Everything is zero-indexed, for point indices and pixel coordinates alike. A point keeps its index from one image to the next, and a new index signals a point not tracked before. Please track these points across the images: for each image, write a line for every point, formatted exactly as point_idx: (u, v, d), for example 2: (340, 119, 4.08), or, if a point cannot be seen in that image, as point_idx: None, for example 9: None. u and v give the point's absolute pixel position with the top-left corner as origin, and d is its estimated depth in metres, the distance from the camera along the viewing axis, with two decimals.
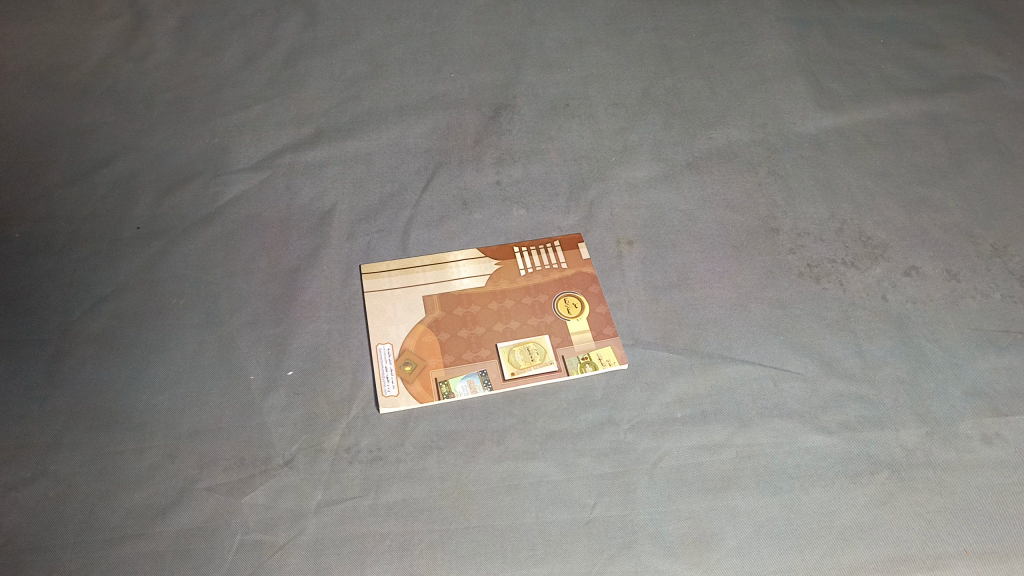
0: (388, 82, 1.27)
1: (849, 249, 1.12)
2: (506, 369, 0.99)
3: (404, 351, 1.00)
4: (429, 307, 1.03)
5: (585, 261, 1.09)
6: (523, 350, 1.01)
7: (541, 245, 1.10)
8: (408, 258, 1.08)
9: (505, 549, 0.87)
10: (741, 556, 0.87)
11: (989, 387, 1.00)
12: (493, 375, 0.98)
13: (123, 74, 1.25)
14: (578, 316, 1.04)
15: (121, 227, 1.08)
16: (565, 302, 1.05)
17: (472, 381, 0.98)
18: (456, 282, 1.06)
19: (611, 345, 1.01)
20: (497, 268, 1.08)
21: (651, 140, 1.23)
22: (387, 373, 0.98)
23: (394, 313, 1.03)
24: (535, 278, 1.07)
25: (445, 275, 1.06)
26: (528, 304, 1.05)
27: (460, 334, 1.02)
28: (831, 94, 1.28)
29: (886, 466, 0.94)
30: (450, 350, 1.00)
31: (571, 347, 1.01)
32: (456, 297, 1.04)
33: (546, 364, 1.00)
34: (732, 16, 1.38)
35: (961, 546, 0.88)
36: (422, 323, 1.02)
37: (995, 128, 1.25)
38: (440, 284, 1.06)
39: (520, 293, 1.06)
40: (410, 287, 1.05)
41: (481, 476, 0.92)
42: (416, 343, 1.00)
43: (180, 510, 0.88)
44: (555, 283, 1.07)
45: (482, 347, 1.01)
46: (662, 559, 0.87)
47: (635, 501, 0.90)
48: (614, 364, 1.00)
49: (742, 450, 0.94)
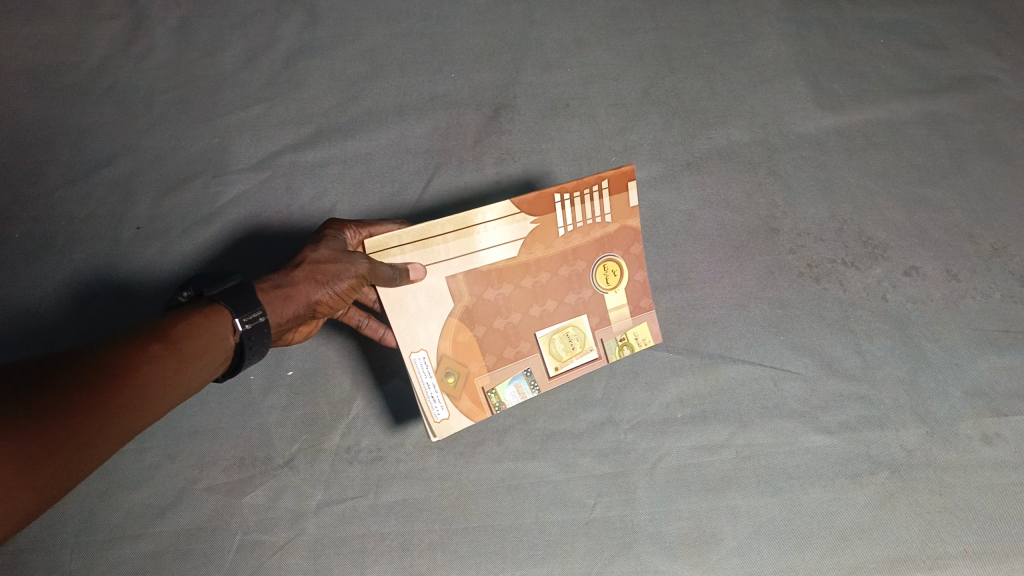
0: (389, 81, 1.22)
1: (849, 249, 1.11)
2: (549, 366, 0.96)
3: (443, 358, 0.92)
4: (458, 295, 0.92)
5: (629, 211, 0.95)
6: (563, 338, 0.96)
7: (585, 192, 0.91)
8: (425, 226, 0.87)
9: (505, 550, 0.96)
10: (741, 556, 0.97)
11: (989, 387, 1.03)
12: (538, 374, 0.96)
13: (123, 74, 1.20)
14: (615, 288, 0.97)
15: (121, 227, 1.11)
16: (605, 269, 0.97)
17: (519, 385, 0.95)
18: (484, 254, 0.91)
19: (646, 321, 1.00)
20: (534, 230, 0.92)
21: (651, 141, 1.17)
22: (435, 400, 0.91)
23: (416, 297, 0.90)
24: (573, 240, 0.94)
25: (468, 244, 0.90)
26: (565, 275, 0.95)
27: (496, 327, 0.94)
28: (833, 94, 1.21)
29: (886, 466, 1.00)
30: (488, 349, 0.94)
31: (608, 329, 0.98)
32: (488, 274, 0.92)
33: (587, 353, 0.97)
34: (732, 12, 1.26)
35: (962, 547, 0.97)
36: (453, 318, 0.92)
37: (998, 128, 1.20)
38: (465, 257, 0.90)
39: (556, 262, 0.94)
40: (430, 264, 0.89)
41: (481, 476, 0.98)
42: (452, 339, 0.92)
43: (180, 509, 0.96)
44: (598, 244, 0.95)
45: (520, 340, 0.95)
46: (661, 558, 0.97)
47: (635, 501, 0.98)
48: (649, 342, 1.00)
49: (742, 450, 1.01)
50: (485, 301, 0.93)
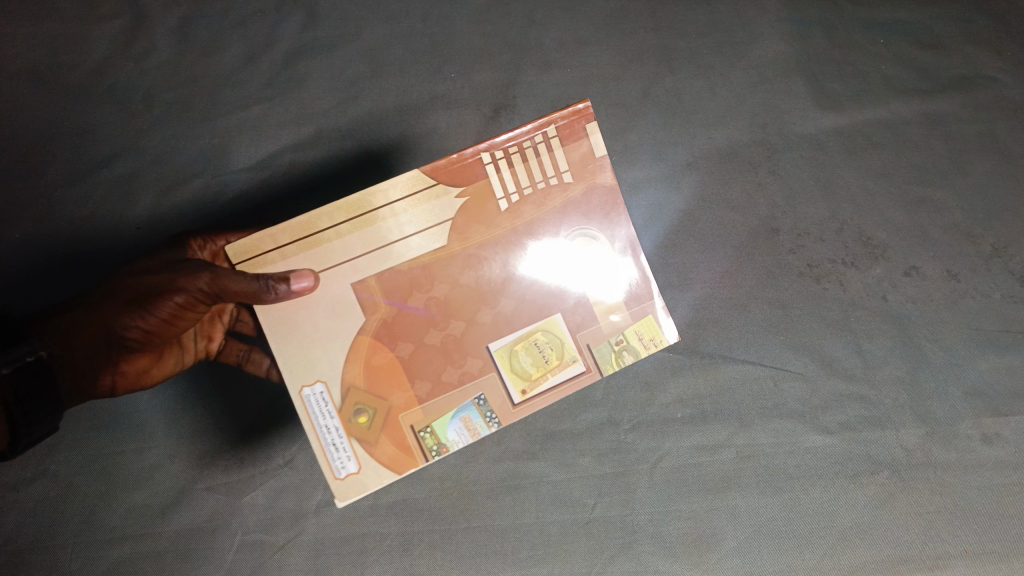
0: (388, 81, 1.19)
1: (849, 249, 1.10)
2: (515, 394, 0.95)
3: (351, 400, 0.91)
4: (371, 308, 0.91)
5: (592, 162, 0.93)
6: (523, 359, 0.95)
7: (525, 145, 0.91)
8: (312, 220, 0.87)
9: (505, 550, 0.99)
10: (740, 556, 1.00)
11: (989, 387, 1.04)
12: (502, 405, 0.94)
13: (117, 71, 1.17)
14: (601, 276, 0.96)
15: (122, 227, 1.13)
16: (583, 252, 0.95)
17: (468, 417, 0.94)
18: (399, 244, 0.90)
19: (651, 318, 0.98)
20: (465, 207, 0.91)
21: (650, 142, 1.14)
22: (339, 457, 0.90)
23: (320, 312, 0.89)
24: (519, 211, 0.92)
25: (380, 231, 0.89)
26: (519, 253, 0.93)
27: (431, 343, 0.92)
28: (833, 95, 1.16)
29: (886, 466, 1.02)
30: (418, 375, 0.92)
31: (600, 333, 0.96)
32: (407, 279, 0.91)
33: (570, 368, 0.96)
34: (730, 9, 1.19)
35: (961, 547, 1.00)
36: (365, 335, 0.91)
37: (998, 128, 1.15)
38: (373, 250, 0.90)
39: (506, 242, 0.93)
40: (332, 262, 0.89)
41: (481, 476, 0.99)
42: (367, 366, 0.91)
43: (180, 510, 0.97)
44: (560, 208, 0.93)
45: (468, 360, 0.93)
46: (661, 558, 0.99)
47: (635, 501, 1.00)
48: (662, 341, 0.98)
49: (743, 450, 1.02)
50: (418, 308, 0.92)
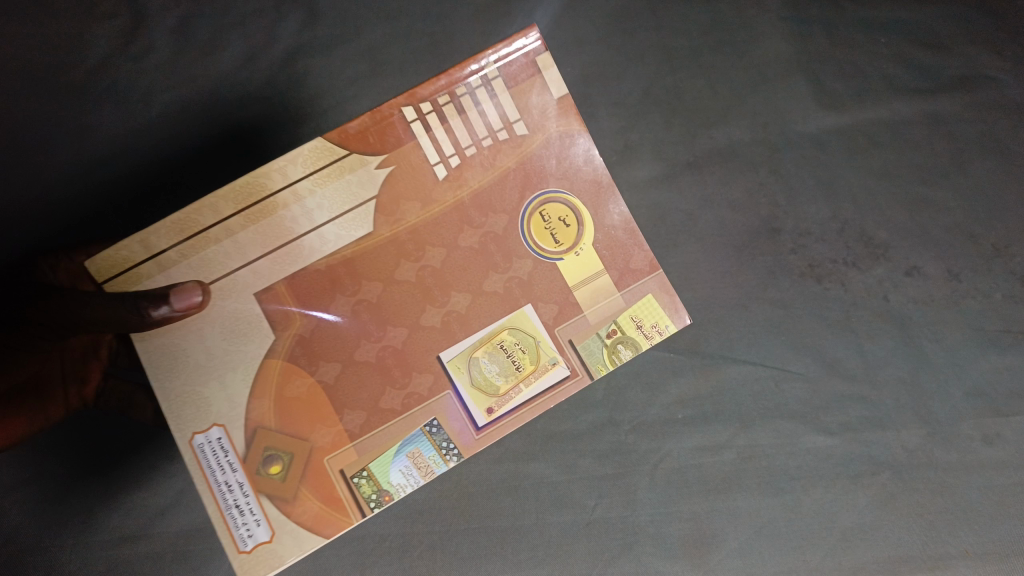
0: (388, 80, 1.19)
1: (850, 249, 1.09)
2: (478, 415, 1.05)
3: (253, 449, 1.03)
4: (286, 321, 1.05)
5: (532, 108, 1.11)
6: (480, 373, 1.07)
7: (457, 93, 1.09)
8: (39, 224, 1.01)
9: (506, 549, 1.02)
10: (742, 557, 1.01)
11: (989, 387, 1.04)
12: (469, 421, 1.05)
13: (117, 71, 1.16)
14: (584, 256, 1.10)
15: (122, 230, 1.13)
16: (560, 223, 1.10)
17: (420, 448, 1.04)
18: (317, 231, 1.06)
19: (652, 295, 1.08)
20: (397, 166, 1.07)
21: (651, 141, 1.12)
22: (244, 525, 1.01)
23: (210, 340, 1.04)
24: (451, 178, 1.09)
25: (303, 209, 1.05)
26: (462, 224, 1.09)
27: (375, 362, 1.06)
28: (834, 94, 1.15)
29: (887, 467, 1.02)
30: (347, 405, 1.05)
31: (588, 321, 1.09)
32: (330, 275, 1.06)
33: (535, 373, 1.06)
34: (731, 9, 1.17)
35: (962, 548, 1.00)
36: (279, 364, 1.05)
37: (998, 127, 1.14)
38: (199, 241, 1.03)
39: (443, 222, 1.09)
40: (237, 264, 1.04)
41: (480, 477, 1.04)
42: (264, 409, 1.04)
43: (179, 510, 1.03)
44: (500, 162, 1.10)
45: (409, 384, 1.06)
46: (661, 558, 1.01)
47: (636, 502, 1.02)
48: (669, 327, 1.06)
49: (743, 451, 1.03)
50: (325, 329, 1.06)
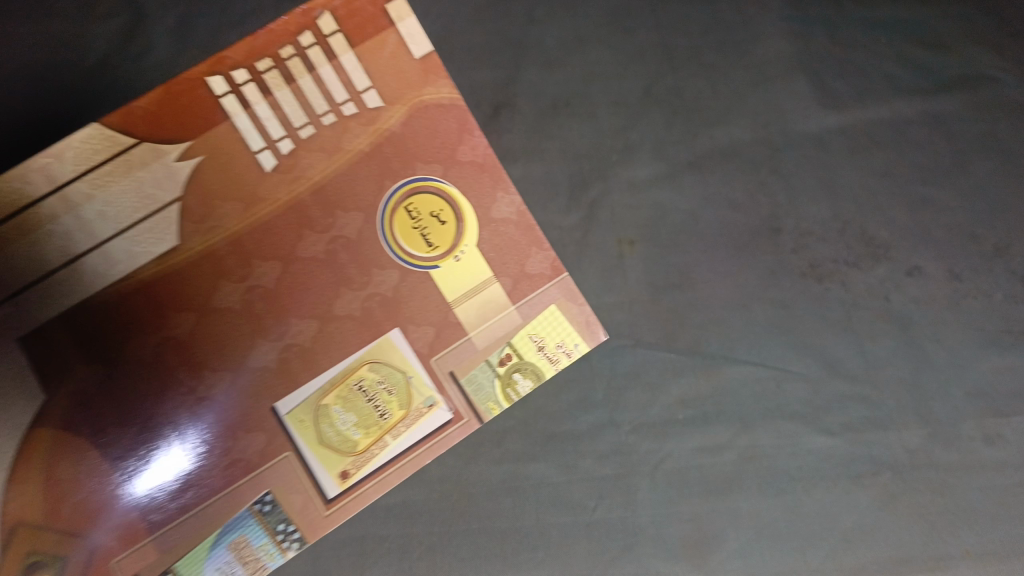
0: None
1: (851, 249, 1.09)
2: (334, 482, 1.04)
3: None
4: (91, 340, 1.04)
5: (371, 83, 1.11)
6: (322, 428, 1.06)
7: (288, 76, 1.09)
8: None
9: (505, 551, 1.01)
10: (742, 558, 1.00)
11: (991, 388, 1.04)
12: (320, 487, 1.04)
13: (119, 71, 1.16)
14: (446, 266, 1.10)
15: None
16: (435, 218, 1.11)
17: (249, 528, 1.03)
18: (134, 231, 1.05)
19: (556, 316, 1.08)
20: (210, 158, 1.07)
21: (652, 140, 1.12)
22: None
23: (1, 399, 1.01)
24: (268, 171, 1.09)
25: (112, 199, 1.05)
26: (274, 228, 1.09)
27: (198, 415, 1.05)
28: (835, 93, 1.15)
29: (888, 467, 1.02)
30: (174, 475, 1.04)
31: (495, 344, 1.09)
32: (157, 283, 1.06)
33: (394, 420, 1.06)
34: (731, 7, 1.17)
35: (962, 548, 1.00)
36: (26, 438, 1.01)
37: (999, 127, 1.14)
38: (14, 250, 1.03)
39: (261, 222, 1.09)
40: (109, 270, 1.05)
41: (481, 477, 1.02)
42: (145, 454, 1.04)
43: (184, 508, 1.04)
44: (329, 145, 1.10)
45: (229, 453, 1.05)
46: (662, 560, 1.00)
47: (636, 504, 1.02)
48: (580, 345, 1.06)
49: (744, 451, 1.03)
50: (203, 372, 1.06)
